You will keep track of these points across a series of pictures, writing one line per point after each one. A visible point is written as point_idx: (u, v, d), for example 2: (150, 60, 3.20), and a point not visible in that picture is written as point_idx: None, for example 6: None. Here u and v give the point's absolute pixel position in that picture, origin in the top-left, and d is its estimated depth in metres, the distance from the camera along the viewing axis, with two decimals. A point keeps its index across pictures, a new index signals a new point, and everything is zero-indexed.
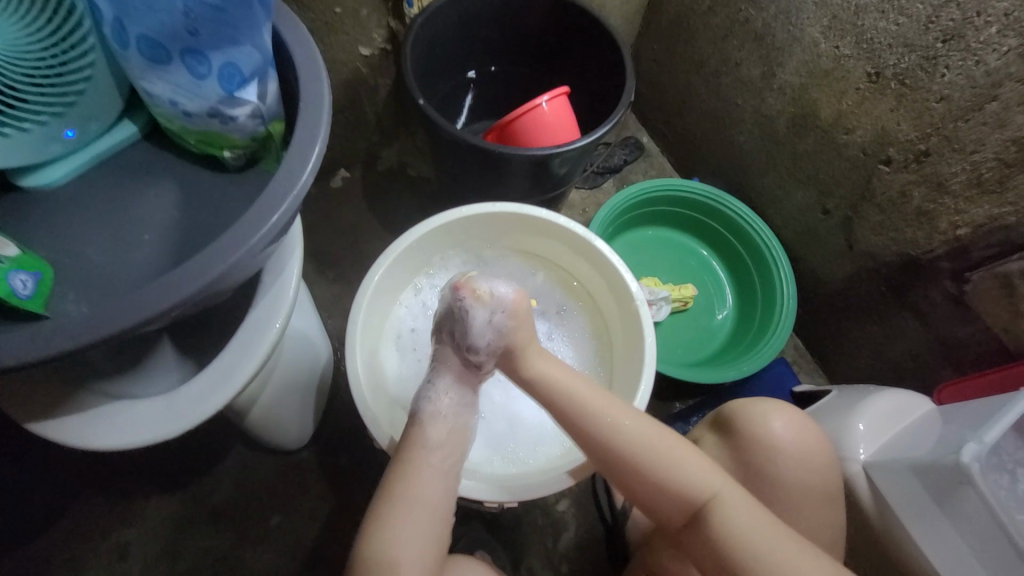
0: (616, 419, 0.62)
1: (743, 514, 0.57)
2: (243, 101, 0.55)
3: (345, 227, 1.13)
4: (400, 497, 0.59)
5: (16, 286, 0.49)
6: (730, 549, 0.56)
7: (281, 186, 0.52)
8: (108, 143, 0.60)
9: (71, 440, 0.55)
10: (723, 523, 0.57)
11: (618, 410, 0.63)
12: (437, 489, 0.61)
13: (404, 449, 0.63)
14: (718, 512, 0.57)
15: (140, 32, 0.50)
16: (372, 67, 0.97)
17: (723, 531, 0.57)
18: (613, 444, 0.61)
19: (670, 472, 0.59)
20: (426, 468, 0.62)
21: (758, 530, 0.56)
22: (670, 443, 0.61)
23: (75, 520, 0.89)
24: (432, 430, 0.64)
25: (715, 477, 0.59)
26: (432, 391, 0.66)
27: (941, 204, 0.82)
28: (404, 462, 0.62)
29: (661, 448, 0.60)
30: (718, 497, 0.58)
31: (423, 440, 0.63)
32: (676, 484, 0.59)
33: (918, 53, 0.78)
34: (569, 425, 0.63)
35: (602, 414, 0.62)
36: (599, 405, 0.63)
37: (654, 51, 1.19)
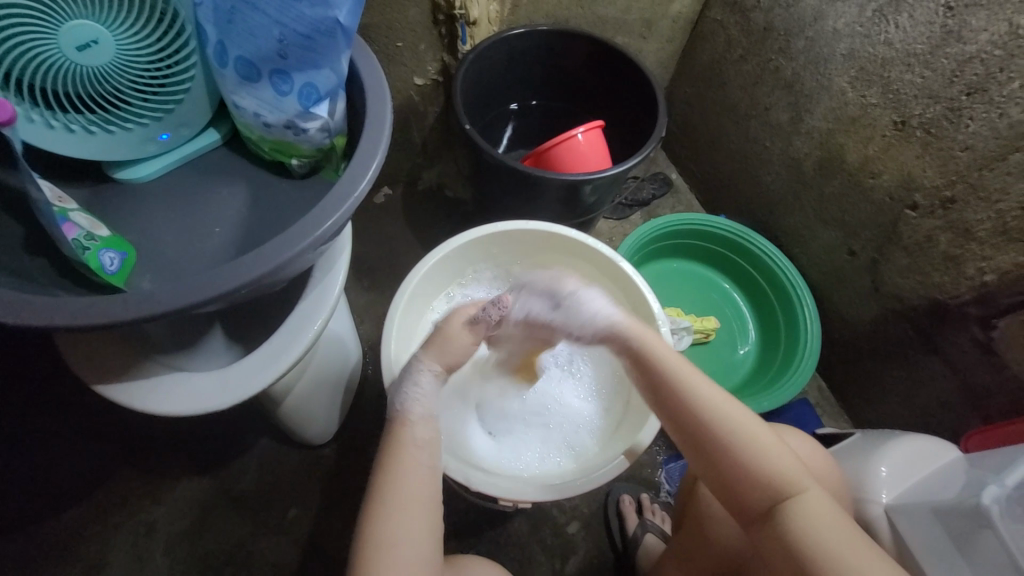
0: (718, 400, 0.62)
1: (827, 512, 0.56)
2: (316, 116, 0.63)
3: (384, 240, 1.20)
4: (391, 493, 0.58)
5: (104, 262, 0.57)
6: (804, 542, 0.54)
7: (341, 192, 0.59)
8: (194, 147, 0.68)
9: (129, 403, 0.62)
10: (804, 517, 0.55)
11: (715, 388, 0.63)
12: (425, 486, 0.60)
13: (389, 446, 0.62)
14: (803, 506, 0.56)
15: (238, 53, 0.59)
16: (423, 95, 1.06)
17: (802, 526, 0.55)
18: (708, 419, 0.61)
19: (753, 459, 0.59)
20: (415, 466, 0.60)
21: (836, 527, 0.54)
22: (762, 430, 0.61)
23: (109, 494, 0.94)
24: (417, 427, 0.63)
25: (802, 472, 0.58)
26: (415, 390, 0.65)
27: (968, 249, 0.83)
28: (390, 457, 0.61)
29: (754, 433, 0.60)
30: (803, 491, 0.57)
31: (410, 437, 0.62)
32: (763, 471, 0.58)
33: (942, 104, 0.81)
34: (670, 396, 0.64)
35: (705, 391, 0.63)
36: (699, 380, 0.64)
37: (687, 94, 1.25)
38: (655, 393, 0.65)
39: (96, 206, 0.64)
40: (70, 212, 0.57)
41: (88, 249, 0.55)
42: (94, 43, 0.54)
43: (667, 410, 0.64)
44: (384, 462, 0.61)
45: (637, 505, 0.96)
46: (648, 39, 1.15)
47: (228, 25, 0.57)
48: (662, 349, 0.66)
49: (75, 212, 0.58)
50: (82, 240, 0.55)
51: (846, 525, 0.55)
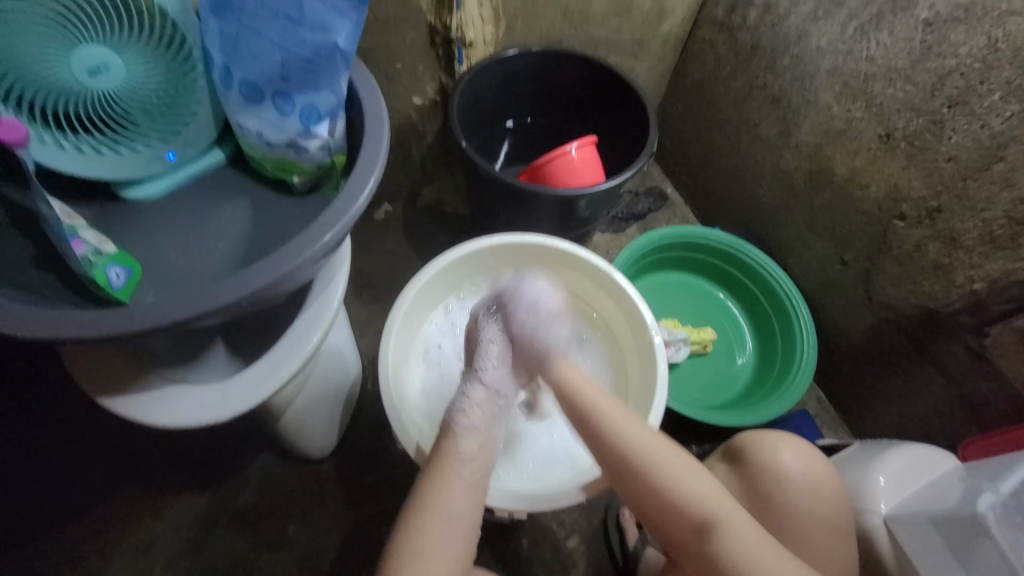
0: (643, 437, 0.64)
1: (747, 533, 0.61)
2: (316, 135, 0.65)
3: (384, 255, 1.22)
4: (428, 504, 0.60)
5: (111, 278, 0.58)
6: (734, 562, 0.60)
7: (340, 207, 0.61)
8: (198, 166, 0.70)
9: (131, 416, 0.63)
10: (728, 542, 0.60)
11: (635, 424, 0.65)
12: (464, 499, 0.61)
13: (435, 457, 0.63)
14: (726, 532, 0.61)
15: (243, 77, 0.62)
16: (421, 114, 1.09)
17: (730, 549, 0.60)
18: (642, 459, 0.63)
19: (681, 491, 0.62)
20: (456, 479, 0.61)
21: (759, 546, 0.60)
22: (685, 461, 0.64)
23: (107, 511, 0.94)
24: (465, 444, 0.63)
25: (720, 500, 0.62)
26: (465, 402, 0.64)
27: (957, 258, 0.85)
28: (434, 469, 0.62)
29: (680, 468, 0.63)
30: (727, 518, 0.61)
31: (454, 452, 0.62)
32: (689, 503, 0.62)
33: (925, 117, 0.83)
34: (598, 436, 0.64)
35: (629, 429, 0.64)
36: (622, 418, 0.65)
37: (679, 110, 1.29)
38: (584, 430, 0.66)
39: (103, 224, 0.66)
40: (79, 229, 0.58)
41: (96, 265, 0.57)
42: (106, 68, 0.57)
43: (598, 451, 0.65)
44: (429, 470, 0.63)
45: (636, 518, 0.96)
46: (639, 58, 1.19)
47: (233, 50, 0.60)
48: (588, 388, 0.66)
49: (84, 228, 0.59)
50: (91, 256, 0.57)
51: (767, 541, 0.61)
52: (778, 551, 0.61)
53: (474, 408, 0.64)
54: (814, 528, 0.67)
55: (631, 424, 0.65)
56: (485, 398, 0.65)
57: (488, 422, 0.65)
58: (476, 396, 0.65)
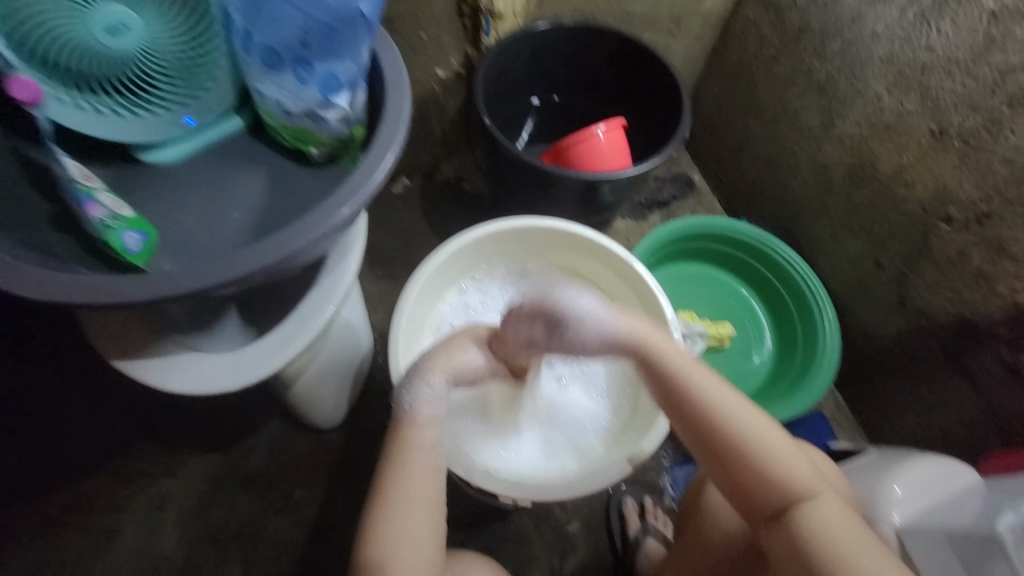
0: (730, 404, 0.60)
1: (838, 519, 0.56)
2: (336, 106, 0.63)
3: (400, 230, 1.21)
4: (397, 494, 0.58)
5: (127, 243, 0.58)
6: (810, 547, 0.55)
7: (358, 182, 0.59)
8: (217, 132, 0.69)
9: (147, 379, 0.64)
10: (812, 522, 0.56)
11: (727, 394, 0.61)
12: (428, 486, 0.59)
13: (394, 446, 0.60)
14: (813, 513, 0.56)
15: (263, 41, 0.59)
16: (445, 87, 1.06)
17: (814, 531, 0.56)
18: (729, 432, 0.59)
19: (774, 465, 0.58)
20: (420, 462, 0.59)
21: (848, 534, 0.55)
22: (777, 433, 0.59)
23: (126, 464, 0.97)
24: (423, 418, 0.61)
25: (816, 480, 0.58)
26: (425, 392, 0.61)
27: (1001, 268, 0.80)
28: (394, 455, 0.59)
29: (774, 441, 0.59)
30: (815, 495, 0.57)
31: (416, 428, 0.60)
32: (778, 476, 0.58)
33: (983, 114, 0.77)
34: (675, 397, 0.61)
35: (714, 397, 0.60)
36: (721, 397, 0.60)
37: (714, 94, 1.22)
38: (654, 379, 0.62)
39: (121, 186, 0.66)
40: (94, 192, 0.57)
41: (112, 229, 0.57)
42: (125, 26, 0.56)
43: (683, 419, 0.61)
44: (388, 459, 0.60)
45: (639, 509, 0.96)
46: (676, 36, 1.12)
47: (254, 12, 0.58)
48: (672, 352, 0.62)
49: (101, 191, 0.59)
50: (107, 220, 0.57)
51: (859, 531, 0.56)
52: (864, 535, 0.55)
53: (433, 399, 0.61)
54: None
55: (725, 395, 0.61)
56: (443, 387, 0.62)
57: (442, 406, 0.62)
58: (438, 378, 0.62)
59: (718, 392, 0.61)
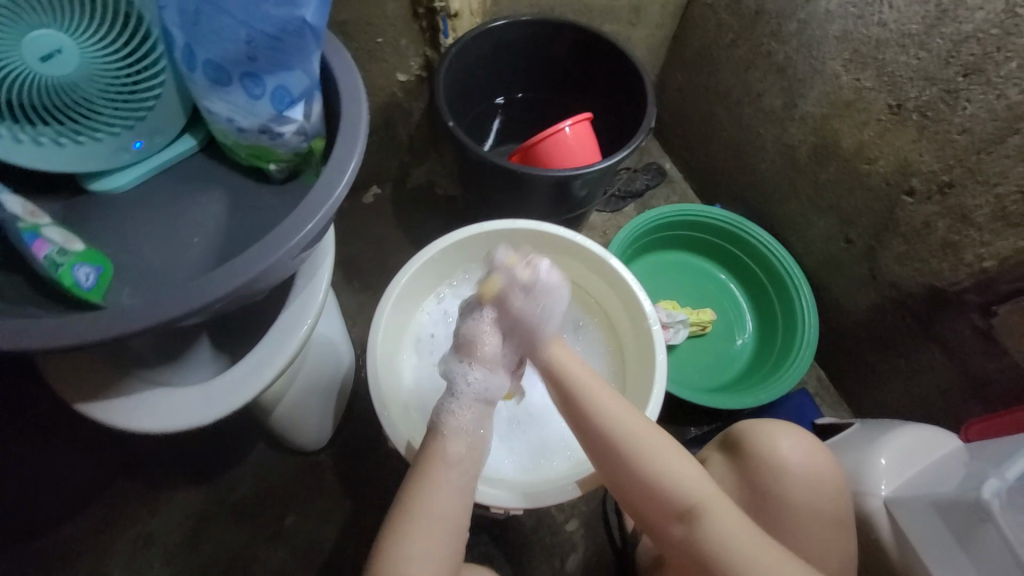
0: (615, 414, 0.63)
1: (730, 522, 0.58)
2: (290, 120, 0.61)
3: (374, 240, 1.18)
4: (417, 510, 0.58)
5: (79, 278, 0.55)
6: (706, 552, 0.58)
7: (319, 196, 0.57)
8: (169, 155, 0.66)
9: (115, 421, 0.61)
10: (709, 528, 0.58)
11: (621, 408, 0.64)
12: (450, 505, 0.59)
13: (423, 463, 0.61)
14: (706, 518, 0.59)
15: (207, 57, 0.57)
16: (407, 92, 1.03)
17: (712, 537, 0.58)
18: (624, 444, 0.62)
19: (665, 472, 0.61)
20: (446, 484, 0.60)
21: (740, 535, 0.58)
22: (668, 450, 0.62)
23: (105, 506, 0.94)
24: (450, 443, 0.61)
25: (705, 487, 0.60)
26: (453, 402, 0.63)
27: (966, 235, 0.82)
28: (421, 471, 0.60)
29: (663, 453, 0.62)
30: (704, 503, 0.59)
31: (444, 451, 0.61)
32: (667, 487, 0.60)
33: (939, 86, 0.78)
34: (574, 413, 0.64)
35: (607, 407, 0.63)
36: (620, 410, 0.63)
37: (678, 81, 1.23)
38: (557, 393, 0.66)
39: (70, 219, 0.63)
40: (41, 229, 0.55)
41: (61, 266, 0.54)
42: (58, 52, 0.52)
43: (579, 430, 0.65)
44: (415, 475, 0.60)
45: None
46: (636, 25, 1.12)
47: (194, 27, 0.55)
48: (573, 363, 0.66)
49: (48, 226, 0.56)
50: (55, 256, 0.54)
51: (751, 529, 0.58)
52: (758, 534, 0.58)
53: (462, 408, 0.62)
54: (815, 522, 0.67)
55: (615, 404, 0.64)
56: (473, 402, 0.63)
57: (474, 426, 0.63)
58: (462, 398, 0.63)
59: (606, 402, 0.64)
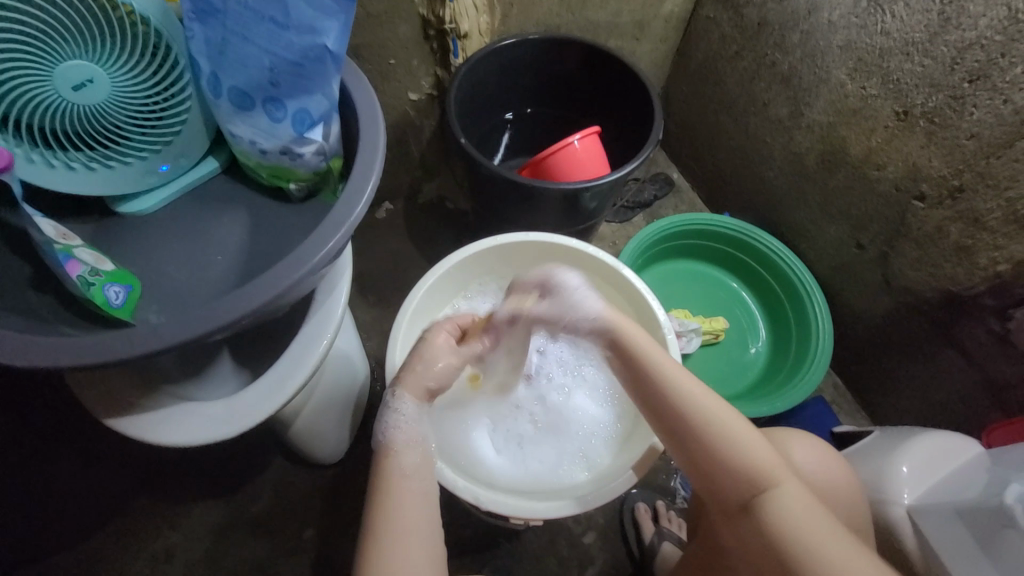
0: (689, 389, 0.62)
1: (806, 513, 0.55)
2: (310, 141, 0.63)
3: (387, 255, 1.20)
4: (385, 527, 0.55)
5: (109, 296, 0.57)
6: (785, 544, 0.54)
7: (339, 215, 0.59)
8: (193, 177, 0.69)
9: (141, 436, 0.62)
10: (779, 515, 0.55)
11: (697, 385, 0.63)
12: (418, 515, 0.57)
13: (377, 483, 0.58)
14: (776, 503, 0.56)
15: (232, 84, 0.60)
16: (419, 110, 1.06)
17: (780, 520, 0.55)
18: (696, 421, 0.61)
19: (734, 453, 0.59)
20: (403, 490, 0.57)
21: (821, 527, 0.54)
22: (744, 428, 0.60)
23: (127, 521, 0.95)
24: (401, 444, 0.61)
25: (778, 471, 0.58)
26: (398, 418, 0.62)
27: (979, 239, 0.81)
28: (379, 491, 0.57)
29: (737, 428, 0.60)
30: (779, 488, 0.56)
31: (397, 456, 0.60)
32: (736, 463, 0.58)
33: (944, 93, 0.79)
34: (646, 384, 0.64)
35: (680, 386, 0.63)
36: (693, 385, 0.63)
37: (684, 93, 1.25)
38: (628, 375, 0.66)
39: (100, 241, 0.65)
40: (73, 249, 0.57)
41: (92, 285, 0.56)
42: (90, 81, 0.55)
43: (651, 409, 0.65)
44: (375, 494, 0.58)
45: (652, 512, 0.96)
46: (640, 40, 1.14)
47: (220, 56, 0.58)
48: (643, 339, 0.66)
49: (80, 247, 0.58)
50: (87, 276, 0.56)
51: (829, 526, 0.54)
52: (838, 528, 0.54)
53: (407, 420, 0.62)
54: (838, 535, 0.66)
55: (692, 381, 0.63)
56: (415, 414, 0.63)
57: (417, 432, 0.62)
58: (409, 407, 0.63)
59: (683, 380, 0.63)
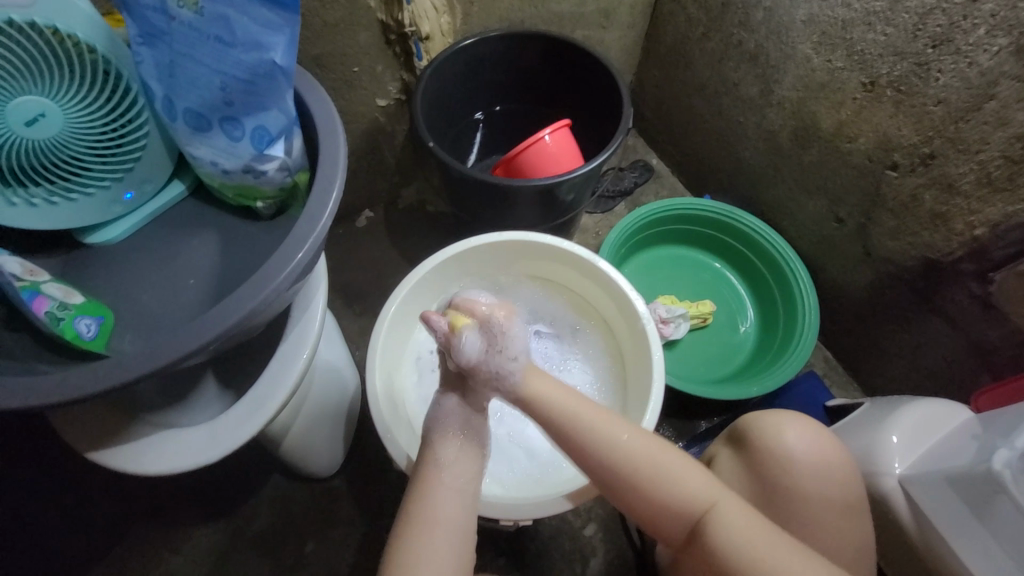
0: (613, 437, 0.61)
1: (744, 528, 0.58)
2: (271, 157, 0.62)
3: (370, 263, 1.20)
4: (418, 516, 0.58)
5: (81, 330, 0.57)
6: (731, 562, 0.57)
7: (304, 229, 0.58)
8: (159, 203, 0.68)
9: (126, 466, 0.62)
10: (721, 537, 0.58)
11: (619, 427, 0.62)
12: (457, 510, 0.59)
13: (418, 472, 0.61)
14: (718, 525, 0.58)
15: (186, 106, 0.59)
16: (388, 116, 1.06)
17: (724, 546, 0.57)
18: (625, 465, 0.61)
19: (670, 487, 0.60)
20: (441, 488, 0.60)
21: (754, 543, 0.57)
22: (671, 463, 0.61)
23: (128, 549, 0.95)
24: (445, 450, 0.62)
25: (711, 492, 0.60)
26: (438, 411, 0.64)
27: (954, 205, 0.81)
28: (420, 482, 0.60)
29: (669, 468, 0.61)
30: (719, 512, 0.59)
31: (435, 461, 0.61)
32: (677, 499, 0.60)
33: (909, 60, 0.79)
34: (569, 446, 0.62)
35: (607, 434, 0.61)
36: (608, 430, 0.62)
37: (655, 78, 1.24)
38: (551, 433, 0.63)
39: (68, 274, 0.64)
40: (41, 285, 0.56)
41: (62, 320, 0.55)
42: (42, 116, 0.54)
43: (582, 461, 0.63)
44: (413, 484, 0.61)
45: None
46: (607, 28, 1.13)
47: (171, 78, 0.57)
48: (564, 397, 0.62)
49: (48, 283, 0.57)
50: (56, 311, 0.55)
51: (766, 535, 0.57)
52: (772, 534, 0.57)
53: (452, 419, 0.63)
54: (828, 509, 0.66)
55: (617, 429, 0.62)
56: (457, 408, 0.64)
57: (465, 428, 0.63)
58: (447, 406, 0.64)
59: (610, 430, 0.62)
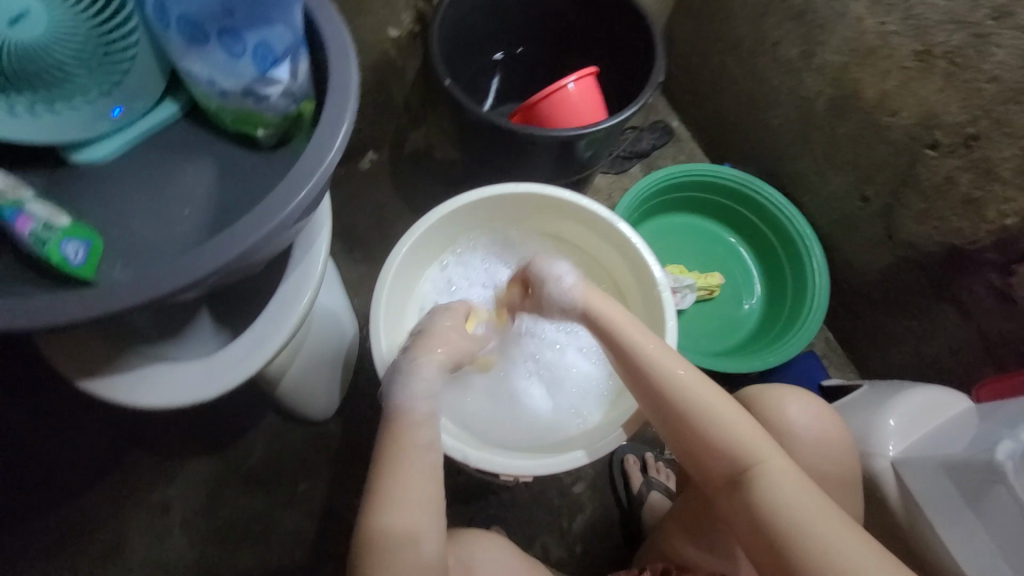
0: (668, 366, 0.60)
1: (795, 489, 0.53)
2: (275, 80, 0.57)
3: (373, 209, 1.15)
4: (385, 486, 0.53)
5: (68, 254, 0.52)
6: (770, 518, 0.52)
7: (310, 162, 0.54)
8: (150, 122, 0.63)
9: (119, 397, 0.60)
10: (764, 491, 0.53)
11: (678, 360, 0.61)
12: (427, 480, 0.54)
13: (387, 437, 0.56)
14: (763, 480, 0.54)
15: (181, 13, 0.53)
16: (400, 49, 0.98)
17: (765, 501, 0.53)
18: (672, 394, 0.59)
19: (716, 427, 0.57)
20: (412, 459, 0.54)
21: (802, 504, 0.52)
22: (724, 405, 0.58)
23: (122, 476, 0.96)
24: (418, 410, 0.56)
25: (763, 446, 0.56)
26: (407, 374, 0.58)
27: (989, 190, 0.78)
28: (392, 444, 0.55)
29: (721, 408, 0.58)
30: (768, 468, 0.54)
31: (410, 424, 0.55)
32: (723, 444, 0.57)
33: (970, 29, 0.73)
34: (624, 367, 0.63)
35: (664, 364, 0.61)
36: (663, 360, 0.61)
37: (688, 30, 1.15)
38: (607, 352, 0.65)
39: (52, 192, 0.60)
40: (24, 203, 0.52)
41: (48, 241, 0.51)
42: (25, 13, 0.50)
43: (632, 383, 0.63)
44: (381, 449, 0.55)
45: (641, 463, 0.98)
46: None
47: None
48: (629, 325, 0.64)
49: (32, 200, 0.53)
50: (41, 232, 0.51)
51: (819, 502, 0.52)
52: (824, 502, 0.52)
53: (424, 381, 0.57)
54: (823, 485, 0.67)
55: (673, 361, 0.61)
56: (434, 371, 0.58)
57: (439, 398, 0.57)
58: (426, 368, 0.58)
59: (665, 360, 0.61)
